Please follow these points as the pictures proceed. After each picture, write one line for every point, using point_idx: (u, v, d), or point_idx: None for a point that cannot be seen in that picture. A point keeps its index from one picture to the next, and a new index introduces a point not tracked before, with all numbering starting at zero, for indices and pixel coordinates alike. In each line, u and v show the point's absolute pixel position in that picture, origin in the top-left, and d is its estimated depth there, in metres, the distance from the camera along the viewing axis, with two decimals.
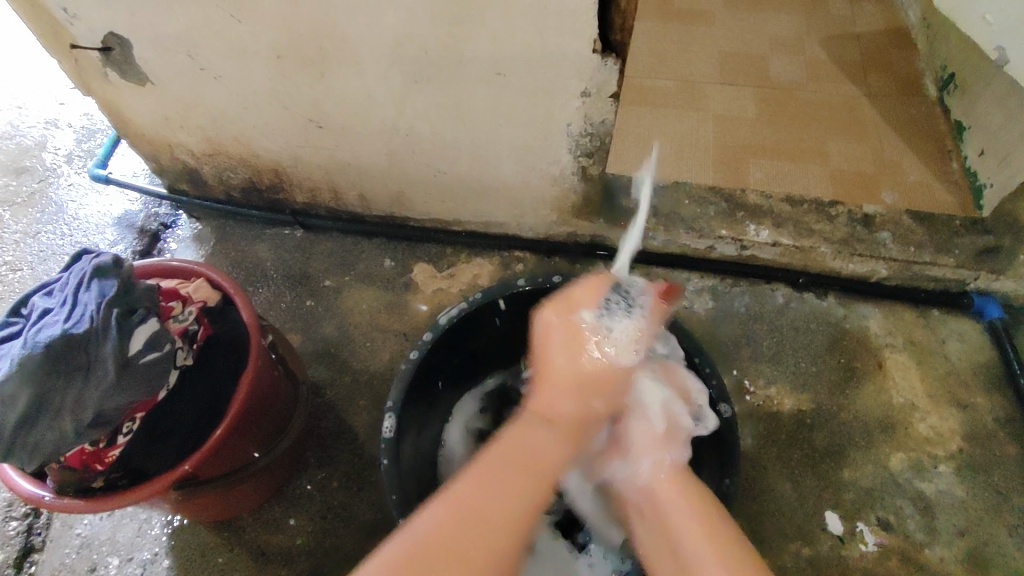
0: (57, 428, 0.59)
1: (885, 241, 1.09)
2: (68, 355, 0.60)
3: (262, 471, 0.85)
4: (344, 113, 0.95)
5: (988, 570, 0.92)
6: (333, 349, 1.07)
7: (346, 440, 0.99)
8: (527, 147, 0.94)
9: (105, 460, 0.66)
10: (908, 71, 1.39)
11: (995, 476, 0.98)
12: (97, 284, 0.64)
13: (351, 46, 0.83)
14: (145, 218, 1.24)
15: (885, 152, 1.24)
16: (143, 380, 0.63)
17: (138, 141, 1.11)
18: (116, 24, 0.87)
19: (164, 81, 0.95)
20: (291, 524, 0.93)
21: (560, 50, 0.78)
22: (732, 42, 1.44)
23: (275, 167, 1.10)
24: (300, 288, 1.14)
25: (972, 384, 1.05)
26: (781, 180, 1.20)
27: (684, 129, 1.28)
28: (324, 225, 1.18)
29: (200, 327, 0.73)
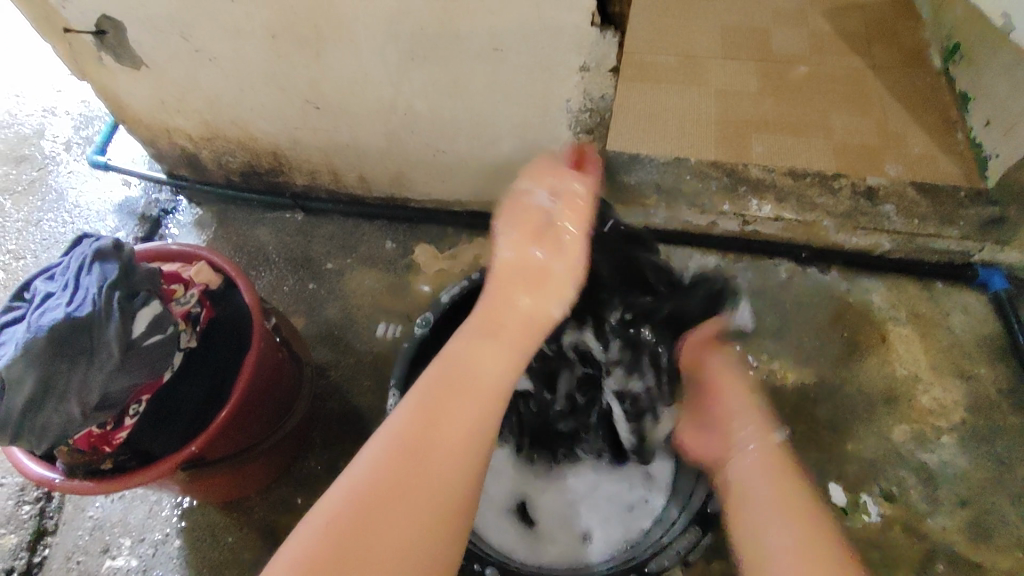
0: (63, 410, 0.60)
1: (889, 214, 1.08)
2: (72, 338, 0.60)
3: (269, 453, 0.86)
4: (342, 93, 0.94)
5: (990, 539, 0.92)
6: (336, 331, 1.08)
7: (352, 421, 1.00)
8: (527, 125, 0.94)
9: (113, 442, 0.67)
10: (913, 41, 1.36)
11: (998, 446, 0.98)
12: (98, 266, 0.64)
13: (346, 25, 0.82)
14: (146, 204, 1.23)
15: (889, 125, 1.23)
16: (147, 363, 0.63)
17: (136, 126, 1.10)
18: (110, 7, 0.86)
19: (160, 65, 0.94)
20: (299, 503, 0.94)
21: (557, 24, 0.76)
22: (733, 16, 1.42)
23: (274, 151, 1.09)
24: (302, 271, 1.14)
25: (976, 356, 1.05)
26: (783, 154, 1.19)
27: (685, 104, 1.27)
28: (324, 208, 1.18)
29: (202, 309, 0.73)
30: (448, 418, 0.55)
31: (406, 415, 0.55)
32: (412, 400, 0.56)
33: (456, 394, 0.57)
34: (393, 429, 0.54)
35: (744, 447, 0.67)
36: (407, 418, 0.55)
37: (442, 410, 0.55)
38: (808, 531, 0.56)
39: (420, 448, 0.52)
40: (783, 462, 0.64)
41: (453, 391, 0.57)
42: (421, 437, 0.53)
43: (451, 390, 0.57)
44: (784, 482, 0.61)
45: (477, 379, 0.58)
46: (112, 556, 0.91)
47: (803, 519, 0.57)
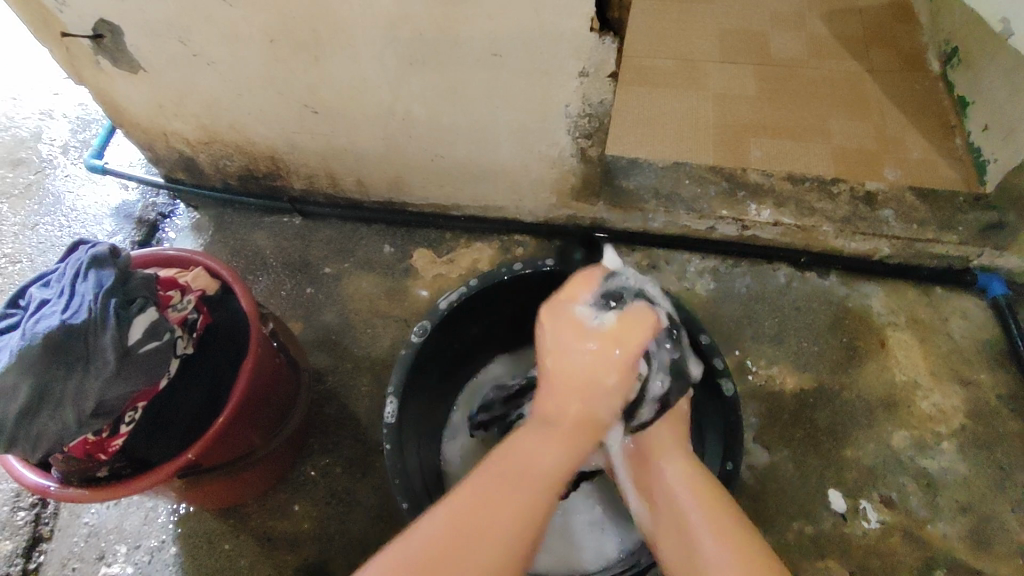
0: (58, 418, 0.59)
1: (888, 219, 1.08)
2: (67, 345, 0.59)
3: (266, 459, 0.85)
4: (340, 98, 0.93)
5: (990, 546, 0.92)
6: (334, 336, 1.07)
7: (349, 426, 0.99)
8: (525, 130, 0.94)
9: (108, 450, 0.66)
10: (911, 46, 1.36)
11: (997, 452, 0.98)
12: (94, 273, 0.64)
13: (344, 29, 0.82)
14: (144, 208, 1.23)
15: (887, 130, 1.23)
16: (142, 370, 0.63)
17: (133, 130, 1.10)
18: (107, 11, 0.85)
19: (157, 69, 0.94)
20: (296, 510, 0.93)
21: (556, 29, 0.76)
22: (732, 20, 1.42)
23: (272, 155, 1.09)
24: (300, 275, 1.14)
25: (975, 361, 1.05)
26: (782, 159, 1.19)
27: (684, 108, 1.27)
28: (322, 213, 1.18)
29: (199, 315, 0.73)
30: (502, 505, 0.57)
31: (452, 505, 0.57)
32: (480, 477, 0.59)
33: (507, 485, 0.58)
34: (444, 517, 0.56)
35: (661, 463, 0.67)
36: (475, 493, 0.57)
37: (500, 504, 0.57)
38: (727, 535, 0.58)
39: (474, 528, 0.55)
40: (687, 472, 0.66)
41: (511, 483, 0.59)
42: (474, 513, 0.56)
43: (507, 487, 0.58)
44: (709, 510, 0.61)
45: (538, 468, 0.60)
46: (108, 563, 0.90)
47: (730, 532, 0.59)
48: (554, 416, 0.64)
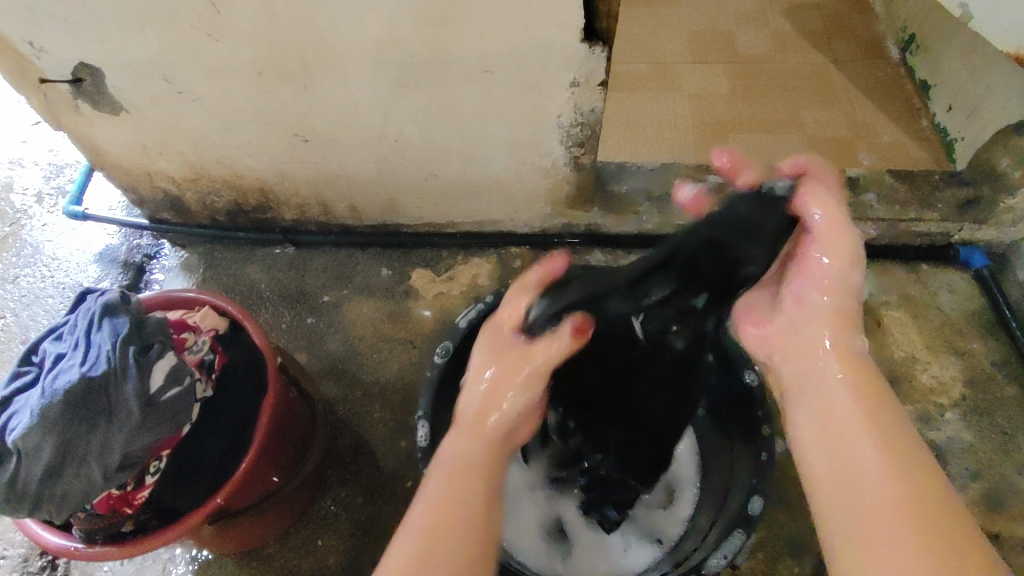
0: (83, 474, 0.58)
1: (873, 202, 1.10)
2: (88, 399, 0.58)
3: (289, 496, 0.83)
4: (330, 125, 0.93)
5: (1004, 509, 0.95)
6: (341, 365, 1.06)
7: (364, 455, 0.98)
8: (518, 143, 0.94)
9: (134, 502, 0.64)
10: (870, 34, 1.42)
11: (998, 417, 1.02)
12: (109, 322, 0.63)
13: (332, 56, 0.81)
14: (128, 251, 1.20)
15: (858, 116, 1.28)
16: (168, 416, 0.62)
17: (115, 172, 1.07)
18: (86, 55, 0.84)
19: (140, 109, 0.92)
20: (319, 545, 0.92)
21: (545, 42, 0.77)
22: (699, 22, 1.45)
23: (260, 187, 1.08)
24: (298, 305, 1.12)
25: (967, 332, 1.09)
26: (761, 152, 1.22)
27: (663, 110, 1.30)
28: (314, 241, 1.16)
29: (215, 355, 0.72)
30: (457, 504, 0.54)
31: (433, 487, 0.56)
32: (456, 438, 0.61)
33: (477, 471, 0.57)
34: (422, 516, 0.53)
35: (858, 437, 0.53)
36: (428, 497, 0.55)
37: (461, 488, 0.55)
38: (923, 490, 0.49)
39: (433, 541, 0.51)
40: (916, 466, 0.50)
41: (463, 471, 0.57)
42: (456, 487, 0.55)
43: (463, 469, 0.57)
44: (896, 451, 0.51)
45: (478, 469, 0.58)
46: None
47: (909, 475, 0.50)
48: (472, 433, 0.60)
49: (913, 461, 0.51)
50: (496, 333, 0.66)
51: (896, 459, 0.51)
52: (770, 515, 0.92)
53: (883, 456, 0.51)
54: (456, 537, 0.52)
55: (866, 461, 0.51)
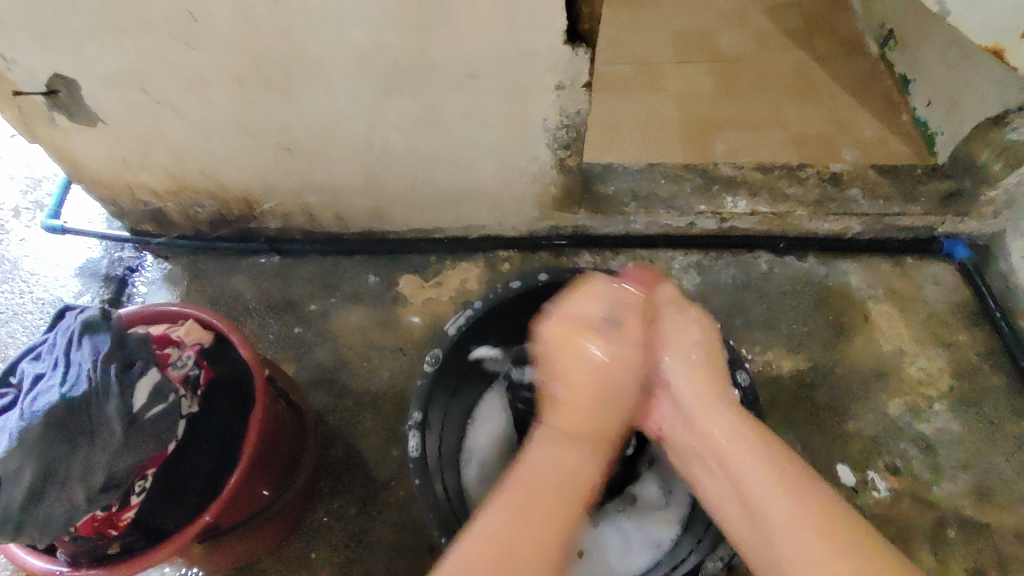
0: (66, 498, 0.57)
1: (857, 197, 1.11)
2: (69, 420, 0.57)
3: (281, 510, 0.82)
4: (313, 133, 0.92)
5: (995, 498, 0.96)
6: (330, 374, 1.05)
7: (356, 465, 0.97)
8: (504, 147, 0.94)
9: (119, 524, 0.63)
10: (849, 31, 1.43)
11: (986, 408, 1.03)
12: (88, 340, 0.62)
13: (315, 64, 0.80)
14: (109, 264, 1.18)
15: (840, 112, 1.28)
16: (151, 435, 0.61)
17: (94, 185, 1.05)
18: (61, 66, 0.82)
19: (118, 121, 0.91)
20: (312, 558, 0.90)
21: (529, 45, 0.77)
22: (680, 22, 1.46)
23: (244, 197, 1.06)
24: (285, 315, 1.11)
25: (953, 324, 1.10)
26: (745, 150, 1.23)
27: (647, 110, 1.30)
28: (300, 250, 1.15)
29: (201, 370, 0.70)
30: (529, 521, 0.60)
31: (501, 515, 0.60)
32: (538, 448, 0.67)
33: (578, 431, 0.69)
34: (491, 531, 0.59)
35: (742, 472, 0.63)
36: (503, 510, 0.61)
37: (532, 494, 0.62)
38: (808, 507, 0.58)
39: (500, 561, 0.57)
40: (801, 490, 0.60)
41: (528, 477, 0.64)
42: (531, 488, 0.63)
43: (527, 483, 0.63)
44: (793, 488, 0.60)
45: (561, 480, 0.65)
46: None
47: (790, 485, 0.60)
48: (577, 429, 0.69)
49: (788, 464, 0.63)
50: (575, 327, 0.74)
51: (787, 486, 0.60)
52: None
53: (785, 489, 0.60)
54: (519, 532, 0.59)
55: (754, 478, 0.62)
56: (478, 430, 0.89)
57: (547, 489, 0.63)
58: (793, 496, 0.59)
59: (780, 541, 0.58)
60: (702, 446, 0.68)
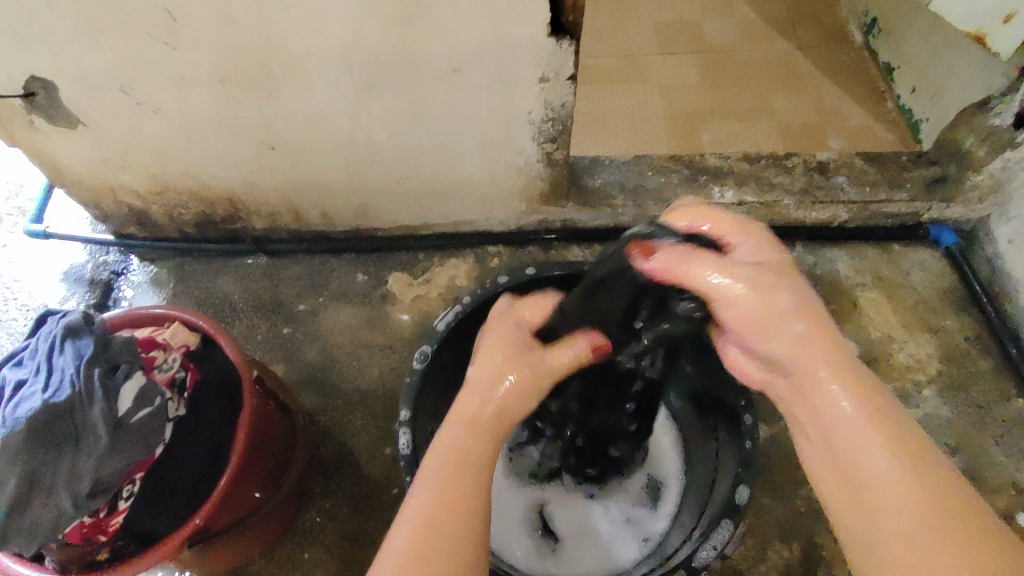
0: (52, 504, 0.56)
1: (842, 185, 1.11)
2: (53, 426, 0.57)
3: (274, 511, 0.82)
4: (297, 131, 0.91)
5: (984, 481, 0.97)
6: (320, 374, 1.04)
7: (349, 464, 0.96)
8: (490, 141, 0.93)
9: (109, 529, 0.62)
10: (833, 20, 1.43)
11: (973, 391, 1.04)
12: (71, 345, 0.62)
13: (297, 61, 0.80)
14: (94, 268, 1.16)
15: (825, 101, 1.29)
16: (138, 440, 0.60)
17: (76, 188, 1.04)
18: (38, 67, 0.81)
19: (98, 122, 0.90)
20: (306, 558, 0.90)
21: (513, 38, 0.76)
22: (665, 13, 1.45)
23: (229, 197, 1.05)
24: (274, 316, 1.10)
25: (940, 309, 1.11)
26: (732, 141, 1.23)
27: (634, 103, 1.30)
28: (287, 249, 1.14)
29: (187, 372, 0.70)
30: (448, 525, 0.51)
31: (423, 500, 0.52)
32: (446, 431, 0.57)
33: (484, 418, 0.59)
34: (413, 550, 0.49)
35: (841, 420, 0.52)
36: (426, 514, 0.51)
37: (463, 476, 0.54)
38: (940, 509, 0.47)
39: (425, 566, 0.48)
40: (929, 478, 0.48)
41: (460, 477, 0.54)
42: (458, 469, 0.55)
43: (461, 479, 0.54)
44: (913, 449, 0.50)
45: (485, 459, 0.56)
46: None
47: (930, 484, 0.48)
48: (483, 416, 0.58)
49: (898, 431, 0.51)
50: (536, 303, 0.67)
51: (932, 490, 0.47)
52: (758, 502, 0.92)
53: (924, 492, 0.47)
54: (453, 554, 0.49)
55: (880, 464, 0.49)
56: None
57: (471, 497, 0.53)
58: (918, 479, 0.48)
59: (885, 519, 0.48)
60: (816, 421, 0.54)
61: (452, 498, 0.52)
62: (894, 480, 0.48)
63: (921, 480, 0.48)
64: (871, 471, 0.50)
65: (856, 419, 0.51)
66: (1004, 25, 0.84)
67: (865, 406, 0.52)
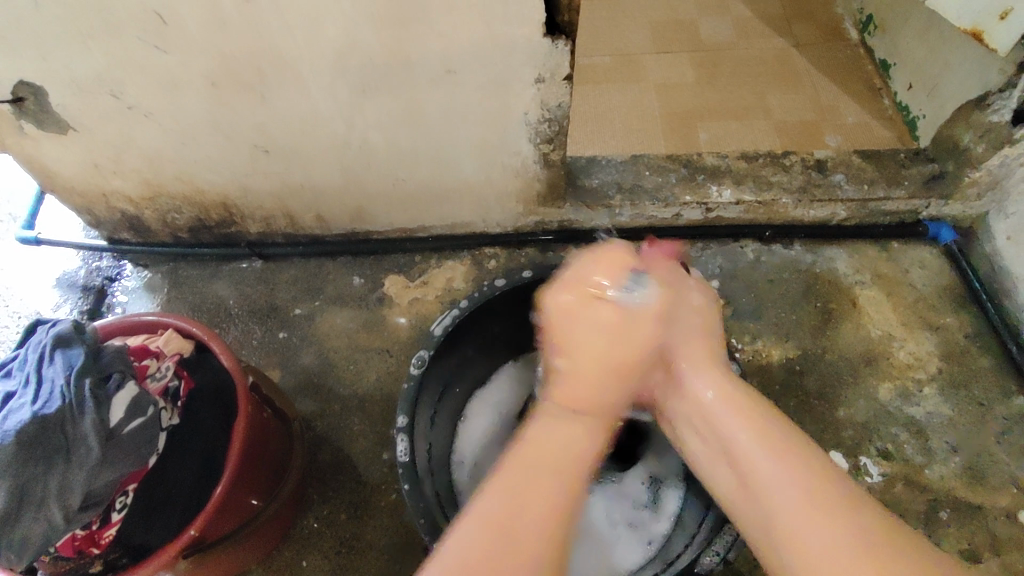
0: (43, 518, 0.55)
1: (841, 182, 1.10)
2: (43, 438, 0.56)
3: (270, 519, 0.81)
4: (290, 135, 0.90)
5: (986, 480, 0.96)
6: (317, 379, 1.03)
7: (346, 470, 0.95)
8: (486, 142, 0.92)
9: (101, 542, 0.62)
10: (829, 17, 1.43)
11: (974, 389, 1.03)
12: (61, 355, 0.61)
13: (289, 64, 0.79)
14: (87, 274, 1.15)
15: (822, 99, 1.28)
16: (131, 451, 0.59)
17: (68, 194, 1.03)
18: (27, 72, 0.80)
19: (88, 127, 0.88)
20: (304, 565, 0.89)
21: (508, 39, 0.75)
22: (661, 11, 1.45)
23: (222, 202, 1.04)
24: (269, 320, 1.09)
25: (940, 307, 1.10)
26: (729, 140, 1.22)
27: (630, 102, 1.29)
28: (282, 253, 1.13)
29: (181, 381, 0.69)
30: (536, 492, 0.57)
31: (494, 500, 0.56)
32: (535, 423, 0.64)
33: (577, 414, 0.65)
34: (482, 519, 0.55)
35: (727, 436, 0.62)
36: (501, 500, 0.56)
37: (541, 479, 0.58)
38: (823, 515, 0.53)
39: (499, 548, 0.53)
40: (794, 470, 0.56)
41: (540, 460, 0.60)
42: (534, 455, 0.61)
43: (526, 461, 0.60)
44: (821, 483, 0.55)
45: (559, 451, 0.61)
46: None
47: (811, 485, 0.55)
48: (582, 402, 0.67)
49: (781, 441, 0.59)
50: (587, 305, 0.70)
51: (810, 490, 0.55)
52: None
53: (806, 482, 0.56)
54: (536, 520, 0.55)
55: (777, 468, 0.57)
56: (468, 430, 0.89)
57: (536, 468, 0.59)
58: (797, 474, 0.56)
59: (779, 515, 0.55)
60: (716, 440, 0.63)
61: (529, 491, 0.57)
62: (770, 479, 0.57)
63: (804, 487, 0.55)
64: (762, 472, 0.58)
65: (742, 436, 0.61)
66: (1000, 20, 0.84)
67: (746, 425, 0.62)
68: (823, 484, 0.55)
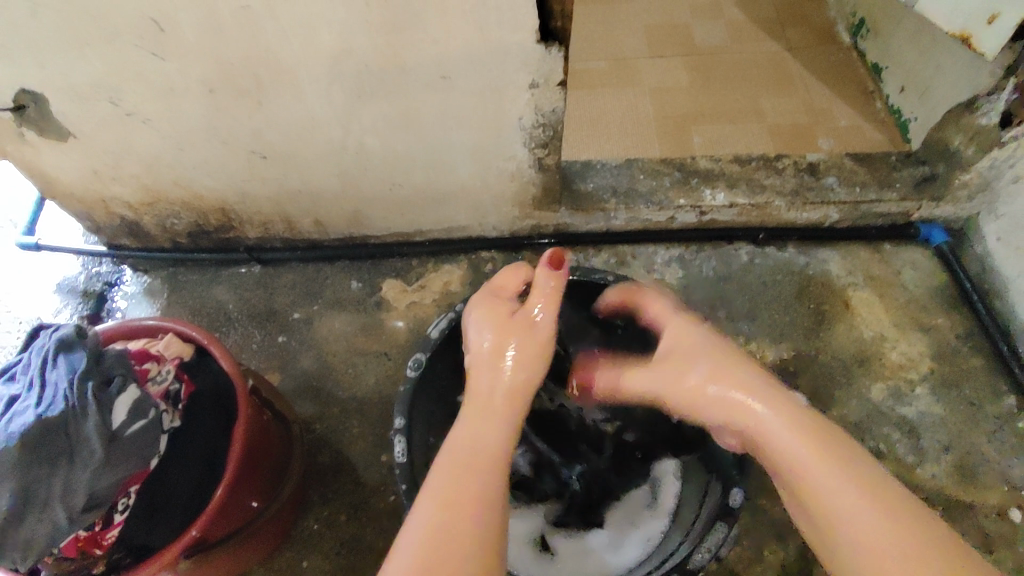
0: (47, 519, 0.56)
1: (833, 185, 1.12)
2: (47, 441, 0.57)
3: (270, 521, 0.82)
4: (288, 141, 0.91)
5: (977, 478, 0.98)
6: (316, 382, 1.04)
7: (345, 472, 0.96)
8: (481, 146, 0.94)
9: (104, 543, 0.63)
10: (822, 21, 1.44)
11: (966, 388, 1.04)
12: (64, 359, 0.62)
13: (287, 70, 0.80)
14: (87, 279, 1.16)
15: (814, 102, 1.30)
16: (133, 453, 0.61)
17: (68, 200, 1.04)
18: (28, 81, 0.81)
19: (89, 134, 0.90)
20: (304, 567, 0.90)
21: (502, 45, 0.77)
22: (655, 16, 1.46)
23: (221, 207, 1.05)
24: (269, 324, 1.10)
25: (932, 308, 1.12)
26: (722, 143, 1.24)
27: (625, 106, 1.30)
28: (280, 258, 1.14)
29: (181, 385, 0.70)
30: (466, 483, 0.60)
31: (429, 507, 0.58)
32: (461, 425, 0.68)
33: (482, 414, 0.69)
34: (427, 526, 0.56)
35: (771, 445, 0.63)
36: (434, 503, 0.58)
37: (465, 475, 0.60)
38: (890, 527, 0.54)
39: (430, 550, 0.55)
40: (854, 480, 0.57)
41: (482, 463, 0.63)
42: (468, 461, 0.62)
43: (458, 458, 0.63)
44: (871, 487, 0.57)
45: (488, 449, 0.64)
46: None
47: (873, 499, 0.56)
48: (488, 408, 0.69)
49: (841, 451, 0.59)
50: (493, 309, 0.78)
51: (877, 498, 0.56)
52: (754, 503, 0.93)
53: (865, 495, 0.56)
54: (476, 518, 0.57)
55: (794, 440, 0.61)
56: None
57: (477, 474, 0.61)
58: (862, 490, 0.56)
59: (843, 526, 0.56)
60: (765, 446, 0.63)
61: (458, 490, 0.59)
62: (831, 493, 0.57)
63: (867, 498, 0.56)
64: (819, 484, 0.58)
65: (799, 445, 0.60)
66: (989, 24, 0.85)
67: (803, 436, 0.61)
68: (890, 497, 0.56)
